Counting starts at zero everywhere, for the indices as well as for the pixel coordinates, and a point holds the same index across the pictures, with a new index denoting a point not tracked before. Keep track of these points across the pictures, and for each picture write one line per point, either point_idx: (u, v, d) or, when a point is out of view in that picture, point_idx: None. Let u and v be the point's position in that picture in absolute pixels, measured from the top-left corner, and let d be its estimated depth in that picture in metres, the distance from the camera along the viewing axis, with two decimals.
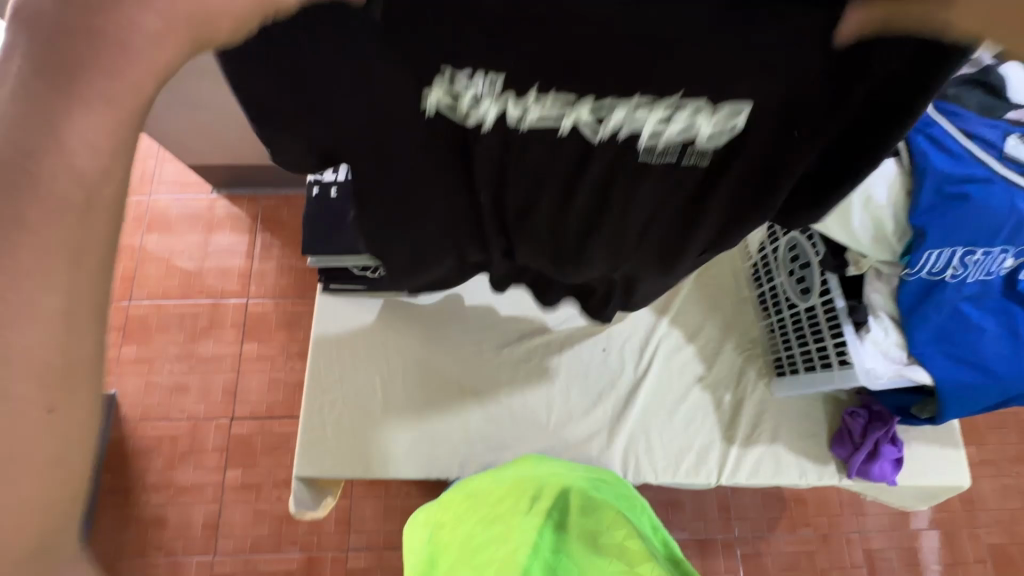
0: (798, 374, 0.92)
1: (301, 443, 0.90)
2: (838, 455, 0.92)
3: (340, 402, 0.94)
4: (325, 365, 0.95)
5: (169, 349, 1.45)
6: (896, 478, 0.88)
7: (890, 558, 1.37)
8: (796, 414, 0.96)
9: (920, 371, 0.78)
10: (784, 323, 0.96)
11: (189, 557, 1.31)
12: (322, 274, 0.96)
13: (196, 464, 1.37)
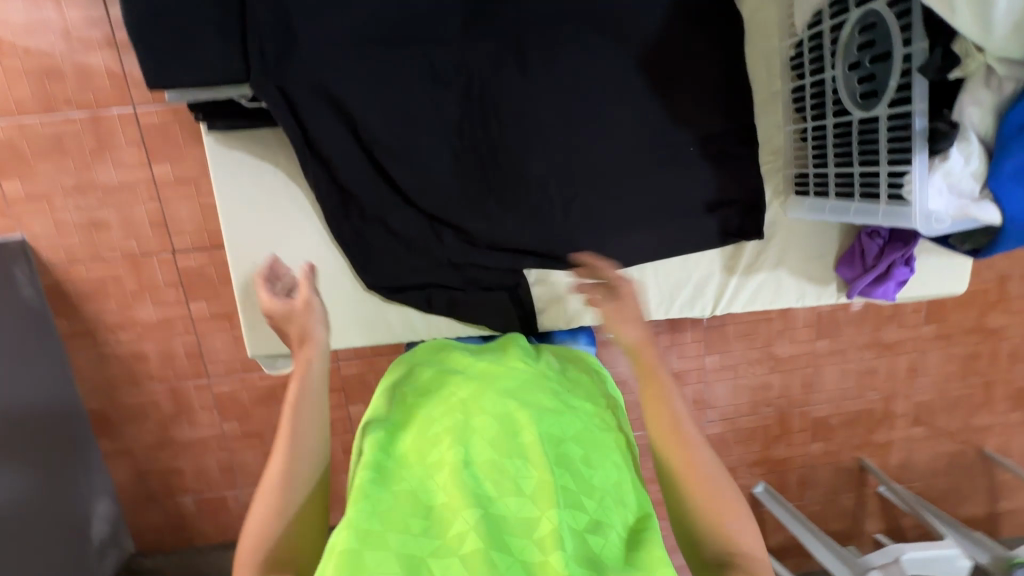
0: (825, 198, 0.82)
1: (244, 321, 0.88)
2: (842, 276, 0.92)
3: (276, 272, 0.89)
4: (245, 233, 0.87)
5: (62, 180, 1.20)
6: (893, 295, 0.90)
7: (839, 316, 1.50)
8: (810, 235, 0.92)
9: (989, 210, 0.65)
10: (823, 135, 0.81)
11: (184, 382, 1.34)
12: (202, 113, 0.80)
13: (154, 301, 1.28)
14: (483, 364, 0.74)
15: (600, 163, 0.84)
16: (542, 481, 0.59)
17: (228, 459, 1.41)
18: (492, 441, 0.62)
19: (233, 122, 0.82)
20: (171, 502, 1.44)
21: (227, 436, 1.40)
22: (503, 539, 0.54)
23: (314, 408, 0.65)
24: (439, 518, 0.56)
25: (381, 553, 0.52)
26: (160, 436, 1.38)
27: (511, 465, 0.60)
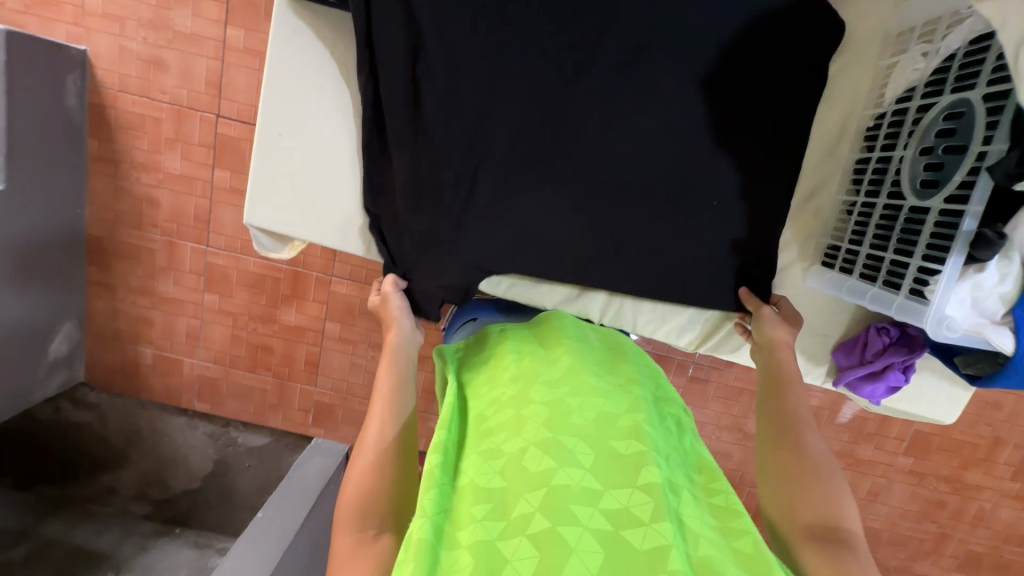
0: (849, 275, 0.81)
1: (250, 190, 0.87)
2: (836, 361, 0.90)
3: (297, 155, 0.87)
4: (279, 106, 0.85)
5: (140, 10, 1.21)
6: (878, 397, 0.89)
7: (822, 414, 1.47)
8: (817, 309, 0.90)
9: (1005, 337, 0.66)
10: (869, 214, 0.79)
11: (184, 241, 1.36)
12: None
13: (183, 155, 1.30)
14: (533, 355, 0.75)
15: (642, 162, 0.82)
16: (600, 456, 0.57)
17: (199, 328, 1.44)
18: (543, 419, 0.61)
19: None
20: (133, 348, 1.47)
21: (205, 307, 1.41)
22: (571, 511, 0.51)
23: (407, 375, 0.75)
24: (505, 502, 0.54)
25: (453, 552, 0.51)
26: (143, 283, 1.40)
27: (565, 440, 0.58)
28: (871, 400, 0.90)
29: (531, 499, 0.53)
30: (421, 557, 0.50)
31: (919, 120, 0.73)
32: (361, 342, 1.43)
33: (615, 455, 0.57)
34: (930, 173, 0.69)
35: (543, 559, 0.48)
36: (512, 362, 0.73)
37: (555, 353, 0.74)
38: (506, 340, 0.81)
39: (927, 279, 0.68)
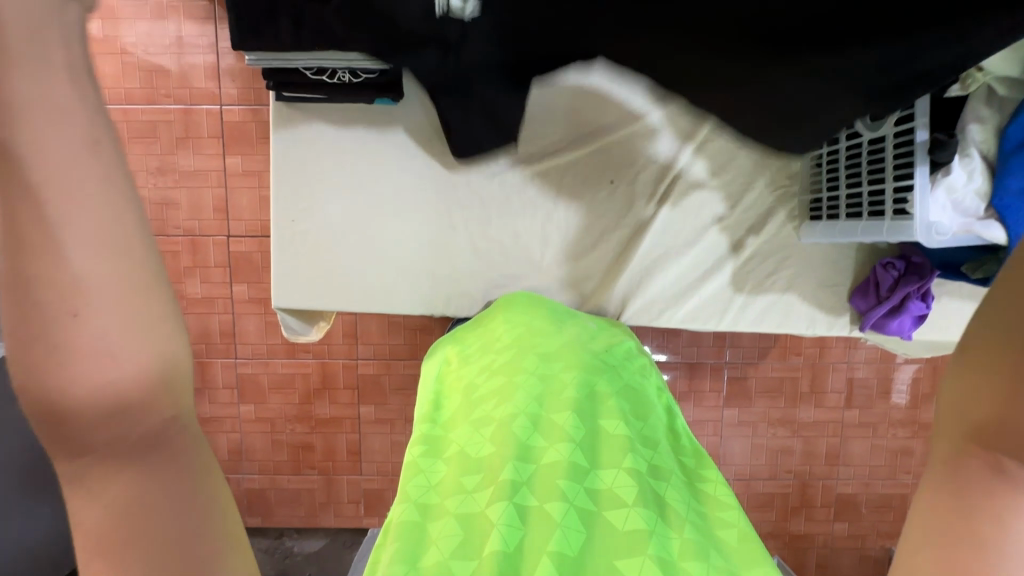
0: (836, 219, 0.86)
1: (273, 277, 0.95)
2: (855, 307, 0.93)
3: (312, 233, 0.94)
4: (288, 189, 0.93)
5: (148, 161, 1.35)
6: (908, 330, 0.91)
7: (869, 385, 1.43)
8: (826, 262, 0.94)
9: (993, 228, 0.72)
10: (837, 161, 0.86)
11: (213, 359, 1.42)
12: (271, 81, 0.87)
13: (202, 279, 1.39)
14: (521, 333, 0.77)
15: (607, 171, 0.94)
16: (589, 435, 0.59)
17: (239, 443, 1.45)
18: (536, 397, 0.63)
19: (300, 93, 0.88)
20: None
21: (242, 419, 1.44)
22: (559, 489, 0.52)
23: (119, 307, 0.22)
24: (490, 469, 0.55)
25: (439, 521, 0.51)
26: None
27: (559, 416, 0.60)
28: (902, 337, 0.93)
29: (520, 469, 0.54)
30: (408, 536, 0.50)
31: None
32: (397, 419, 1.44)
33: (604, 436, 0.59)
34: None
35: (527, 532, 0.49)
36: (494, 348, 0.76)
37: (544, 338, 0.76)
38: (502, 317, 0.84)
39: (905, 197, 0.74)
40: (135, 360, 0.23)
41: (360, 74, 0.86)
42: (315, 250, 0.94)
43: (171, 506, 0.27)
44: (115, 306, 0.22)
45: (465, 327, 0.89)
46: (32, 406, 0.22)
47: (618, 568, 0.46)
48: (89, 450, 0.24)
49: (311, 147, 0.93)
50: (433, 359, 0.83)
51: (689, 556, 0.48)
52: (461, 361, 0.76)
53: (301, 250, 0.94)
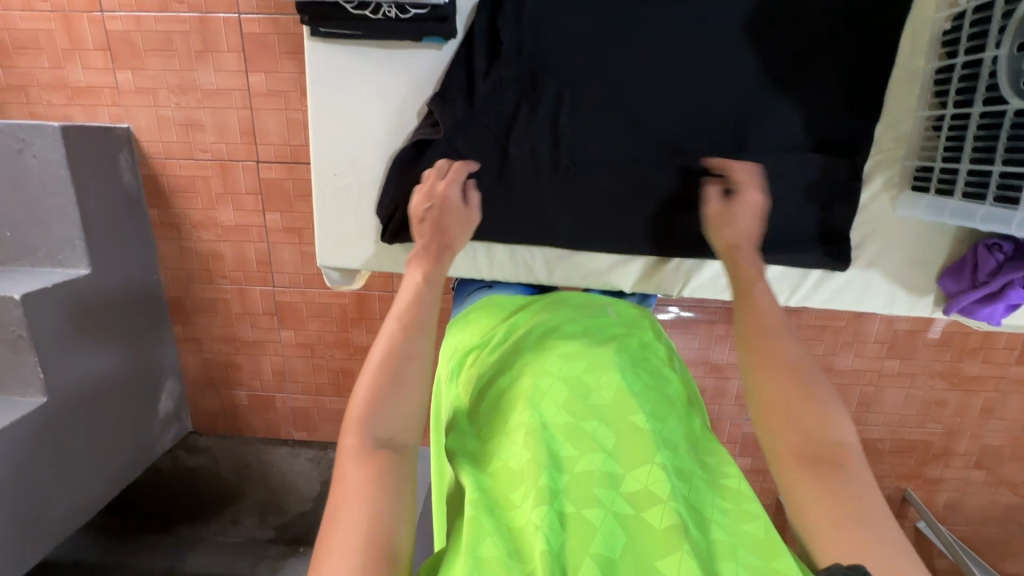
0: (951, 196, 0.79)
1: (318, 235, 0.98)
2: (943, 288, 0.91)
3: (353, 192, 0.96)
4: (327, 148, 0.95)
5: (168, 78, 1.26)
6: (998, 318, 0.88)
7: (915, 337, 1.38)
8: (918, 237, 0.91)
9: None
10: (965, 124, 0.78)
11: (252, 286, 1.43)
12: (305, 14, 0.88)
13: (235, 206, 1.36)
14: (542, 327, 0.77)
15: (675, 135, 0.91)
16: (619, 438, 0.61)
17: (282, 365, 1.51)
18: (559, 400, 0.64)
19: (336, 29, 0.89)
20: (228, 393, 1.55)
21: (284, 344, 1.49)
22: (596, 500, 0.56)
23: (421, 333, 0.67)
24: (526, 476, 0.58)
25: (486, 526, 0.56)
26: (225, 332, 1.49)
27: (588, 425, 0.62)
28: (991, 323, 0.89)
29: (554, 477, 0.57)
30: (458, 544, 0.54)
31: (1009, 13, 0.69)
32: None
33: (631, 433, 0.61)
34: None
35: (570, 538, 0.53)
36: (517, 343, 0.76)
37: (566, 332, 0.76)
38: (526, 314, 0.83)
39: None
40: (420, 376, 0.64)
41: (407, 10, 0.87)
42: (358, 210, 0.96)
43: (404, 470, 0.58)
44: (418, 326, 0.67)
45: (483, 311, 0.87)
46: (371, 400, 0.61)
47: (657, 569, 0.51)
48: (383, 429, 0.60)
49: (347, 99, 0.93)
50: (448, 351, 0.84)
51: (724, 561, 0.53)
52: (482, 358, 0.77)
53: (345, 211, 0.97)
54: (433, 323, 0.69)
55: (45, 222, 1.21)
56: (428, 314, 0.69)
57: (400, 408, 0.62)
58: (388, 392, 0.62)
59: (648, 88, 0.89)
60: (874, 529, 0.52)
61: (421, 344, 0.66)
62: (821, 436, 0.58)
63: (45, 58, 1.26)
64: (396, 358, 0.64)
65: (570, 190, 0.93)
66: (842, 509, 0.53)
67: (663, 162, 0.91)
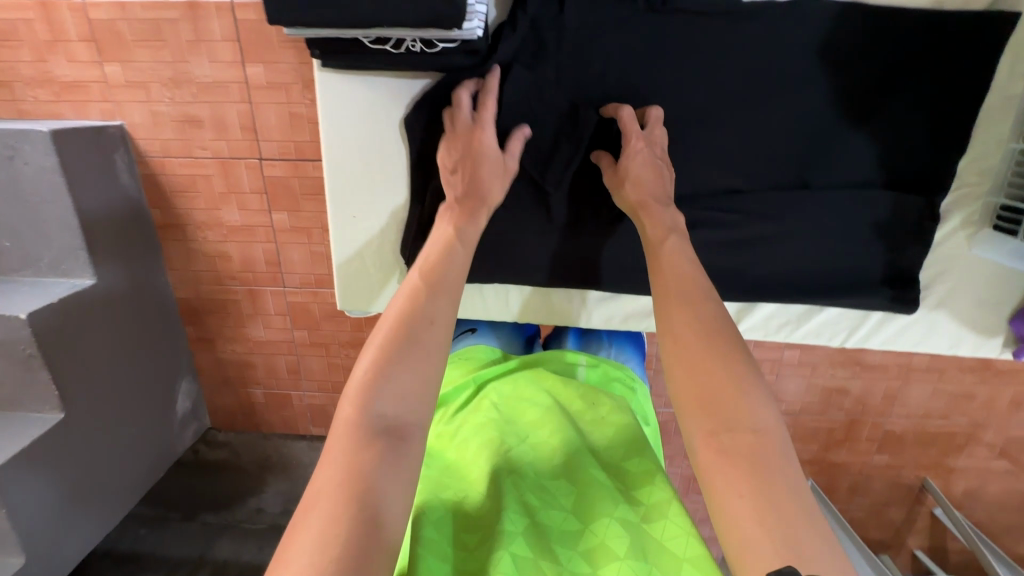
0: None
1: (337, 275, 1.00)
2: (1014, 330, 0.90)
3: (371, 233, 0.97)
4: (343, 189, 0.94)
5: (159, 70, 1.17)
6: None
7: None
8: (991, 279, 0.90)
9: None
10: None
11: (262, 287, 1.39)
12: (317, 51, 0.82)
13: (240, 206, 1.30)
14: (510, 394, 0.79)
15: (733, 171, 0.88)
16: (581, 523, 0.63)
17: (297, 363, 1.49)
18: (526, 457, 0.71)
19: (350, 64, 0.84)
20: (244, 391, 1.54)
21: (298, 343, 1.46)
22: (553, 552, 0.61)
23: (434, 300, 0.68)
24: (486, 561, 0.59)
25: None
26: (238, 333, 1.46)
27: (552, 514, 0.65)
28: None
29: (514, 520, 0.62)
30: None
31: None
32: None
33: (591, 486, 0.66)
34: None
35: None
36: (483, 405, 0.78)
37: (534, 402, 0.78)
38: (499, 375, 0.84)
39: None
40: (435, 341, 0.65)
41: (433, 43, 0.80)
42: (377, 251, 0.98)
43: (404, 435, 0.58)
44: (434, 295, 0.68)
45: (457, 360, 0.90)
46: (378, 358, 0.61)
47: None
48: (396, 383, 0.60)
49: (360, 138, 0.91)
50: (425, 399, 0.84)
51: None
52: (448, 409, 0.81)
53: (363, 251, 0.98)
54: (447, 291, 0.70)
55: (45, 232, 1.15)
56: (451, 277, 0.72)
57: (410, 368, 0.62)
58: (400, 352, 0.62)
59: (706, 118, 0.86)
60: (788, 511, 0.51)
61: (440, 316, 0.67)
62: (735, 418, 0.57)
63: (26, 51, 1.17)
64: (410, 322, 0.65)
65: (618, 230, 0.93)
66: (760, 500, 0.52)
67: (716, 197, 0.89)
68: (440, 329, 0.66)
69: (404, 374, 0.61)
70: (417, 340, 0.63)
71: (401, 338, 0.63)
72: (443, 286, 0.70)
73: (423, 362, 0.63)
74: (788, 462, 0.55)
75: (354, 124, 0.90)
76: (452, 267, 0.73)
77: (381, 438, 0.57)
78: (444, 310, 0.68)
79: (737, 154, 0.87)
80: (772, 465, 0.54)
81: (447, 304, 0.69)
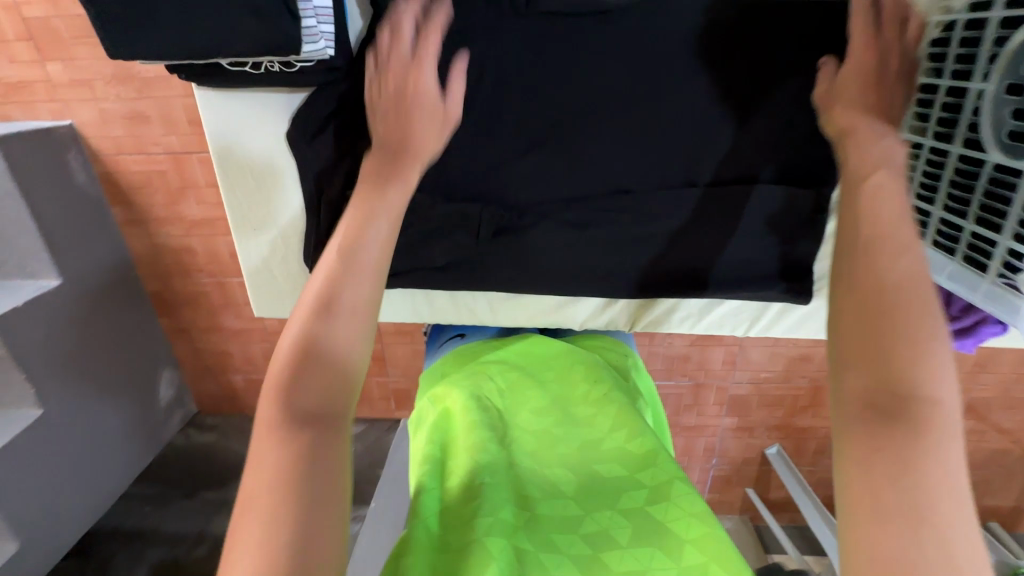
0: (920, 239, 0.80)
1: (250, 288, 1.00)
2: None
3: (276, 245, 0.96)
4: (241, 205, 0.93)
5: (101, 67, 1.16)
6: (971, 346, 0.88)
7: None
8: None
9: None
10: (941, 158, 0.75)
11: (229, 278, 1.41)
12: (183, 74, 0.81)
13: (197, 200, 1.30)
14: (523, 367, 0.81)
15: (627, 171, 0.87)
16: (583, 480, 0.64)
17: (272, 350, 1.53)
18: (532, 446, 0.68)
19: (221, 83, 0.83)
20: (225, 377, 1.59)
21: (270, 331, 1.49)
22: (559, 539, 0.57)
23: (368, 270, 0.65)
24: (494, 497, 0.59)
25: (434, 553, 0.56)
26: (211, 323, 1.49)
27: (559, 466, 0.65)
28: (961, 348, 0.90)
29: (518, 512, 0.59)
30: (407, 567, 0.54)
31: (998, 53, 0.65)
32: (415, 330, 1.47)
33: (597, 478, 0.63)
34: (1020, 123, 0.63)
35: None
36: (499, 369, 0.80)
37: (547, 373, 0.80)
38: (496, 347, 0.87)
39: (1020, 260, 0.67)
40: (362, 317, 0.61)
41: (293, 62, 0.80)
42: (283, 263, 0.97)
43: (319, 411, 0.53)
44: (365, 271, 0.65)
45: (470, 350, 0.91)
46: (305, 333, 0.57)
47: None
48: (315, 357, 0.56)
49: (250, 150, 0.90)
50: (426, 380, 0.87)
51: None
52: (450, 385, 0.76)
53: (271, 265, 0.97)
54: (378, 263, 0.66)
55: (7, 236, 1.18)
56: (376, 252, 0.67)
57: (336, 324, 0.59)
58: (321, 324, 0.58)
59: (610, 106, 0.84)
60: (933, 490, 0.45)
61: (371, 291, 0.64)
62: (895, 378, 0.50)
63: None
64: (339, 293, 0.61)
65: (514, 235, 0.91)
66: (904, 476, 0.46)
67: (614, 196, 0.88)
68: (371, 303, 0.63)
69: (333, 344, 0.58)
70: (339, 314, 0.60)
71: (321, 309, 0.60)
72: (376, 251, 0.67)
73: (350, 322, 0.60)
74: (946, 450, 0.47)
75: (247, 140, 0.89)
76: (382, 234, 0.69)
77: (316, 434, 0.52)
78: (375, 290, 0.64)
79: (630, 147, 0.86)
80: (926, 453, 0.46)
81: (378, 281, 0.65)
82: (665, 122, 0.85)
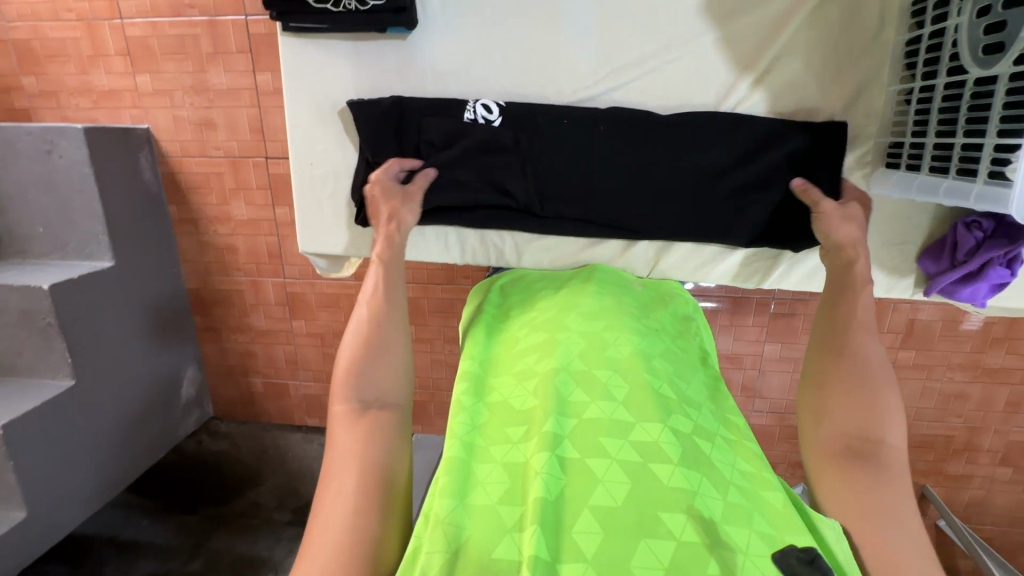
0: (918, 172, 0.87)
1: (300, 226, 1.11)
2: (924, 268, 1.00)
3: (327, 182, 1.08)
4: (303, 145, 1.07)
5: (182, 80, 1.33)
6: (981, 296, 0.96)
7: (933, 326, 1.32)
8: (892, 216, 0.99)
9: None
10: (931, 94, 0.84)
11: (264, 278, 1.49)
12: (278, 15, 0.97)
13: (246, 201, 1.42)
14: (558, 302, 0.85)
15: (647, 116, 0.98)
16: (629, 393, 0.66)
17: (294, 354, 1.57)
18: (579, 366, 0.69)
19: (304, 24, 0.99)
20: (245, 380, 1.62)
21: (296, 333, 1.54)
22: (602, 445, 0.59)
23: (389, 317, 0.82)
24: (534, 421, 0.63)
25: (484, 463, 0.61)
26: (241, 322, 1.55)
27: (603, 380, 0.67)
28: (972, 299, 0.97)
29: (562, 422, 0.61)
30: (456, 471, 0.59)
31: None
32: (435, 339, 1.50)
33: (643, 393, 0.66)
34: (991, 37, 0.71)
35: (570, 481, 0.56)
36: (542, 310, 0.85)
37: (586, 300, 0.84)
38: (542, 287, 0.94)
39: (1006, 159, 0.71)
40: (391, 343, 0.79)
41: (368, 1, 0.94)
42: (331, 200, 1.09)
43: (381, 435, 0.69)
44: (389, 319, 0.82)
45: (513, 281, 0.99)
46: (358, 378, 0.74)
47: (660, 519, 0.53)
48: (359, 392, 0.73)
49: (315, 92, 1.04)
50: (478, 294, 0.97)
51: (738, 521, 0.54)
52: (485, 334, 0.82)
53: (321, 199, 1.09)
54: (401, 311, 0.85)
55: (72, 219, 1.29)
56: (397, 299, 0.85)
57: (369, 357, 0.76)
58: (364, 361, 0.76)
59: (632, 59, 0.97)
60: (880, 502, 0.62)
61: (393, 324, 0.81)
62: (867, 435, 0.68)
63: (72, 65, 1.35)
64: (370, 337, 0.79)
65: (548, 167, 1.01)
66: (866, 502, 0.62)
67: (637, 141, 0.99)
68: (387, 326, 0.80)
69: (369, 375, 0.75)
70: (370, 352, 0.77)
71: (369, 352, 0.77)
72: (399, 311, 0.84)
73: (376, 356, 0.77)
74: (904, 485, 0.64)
75: (310, 88, 1.04)
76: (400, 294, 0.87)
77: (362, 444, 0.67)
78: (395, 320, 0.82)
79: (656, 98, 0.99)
80: (883, 482, 0.64)
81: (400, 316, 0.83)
82: (687, 71, 0.96)
